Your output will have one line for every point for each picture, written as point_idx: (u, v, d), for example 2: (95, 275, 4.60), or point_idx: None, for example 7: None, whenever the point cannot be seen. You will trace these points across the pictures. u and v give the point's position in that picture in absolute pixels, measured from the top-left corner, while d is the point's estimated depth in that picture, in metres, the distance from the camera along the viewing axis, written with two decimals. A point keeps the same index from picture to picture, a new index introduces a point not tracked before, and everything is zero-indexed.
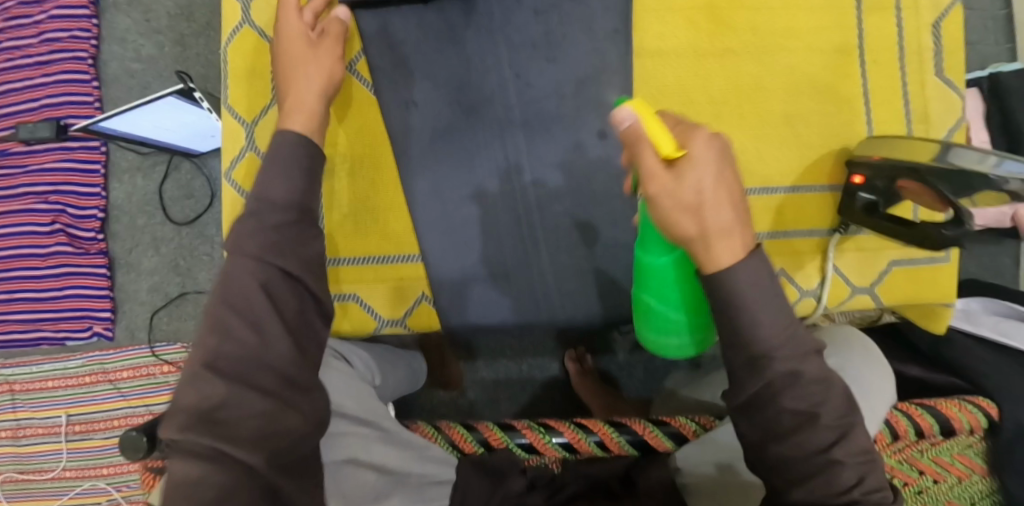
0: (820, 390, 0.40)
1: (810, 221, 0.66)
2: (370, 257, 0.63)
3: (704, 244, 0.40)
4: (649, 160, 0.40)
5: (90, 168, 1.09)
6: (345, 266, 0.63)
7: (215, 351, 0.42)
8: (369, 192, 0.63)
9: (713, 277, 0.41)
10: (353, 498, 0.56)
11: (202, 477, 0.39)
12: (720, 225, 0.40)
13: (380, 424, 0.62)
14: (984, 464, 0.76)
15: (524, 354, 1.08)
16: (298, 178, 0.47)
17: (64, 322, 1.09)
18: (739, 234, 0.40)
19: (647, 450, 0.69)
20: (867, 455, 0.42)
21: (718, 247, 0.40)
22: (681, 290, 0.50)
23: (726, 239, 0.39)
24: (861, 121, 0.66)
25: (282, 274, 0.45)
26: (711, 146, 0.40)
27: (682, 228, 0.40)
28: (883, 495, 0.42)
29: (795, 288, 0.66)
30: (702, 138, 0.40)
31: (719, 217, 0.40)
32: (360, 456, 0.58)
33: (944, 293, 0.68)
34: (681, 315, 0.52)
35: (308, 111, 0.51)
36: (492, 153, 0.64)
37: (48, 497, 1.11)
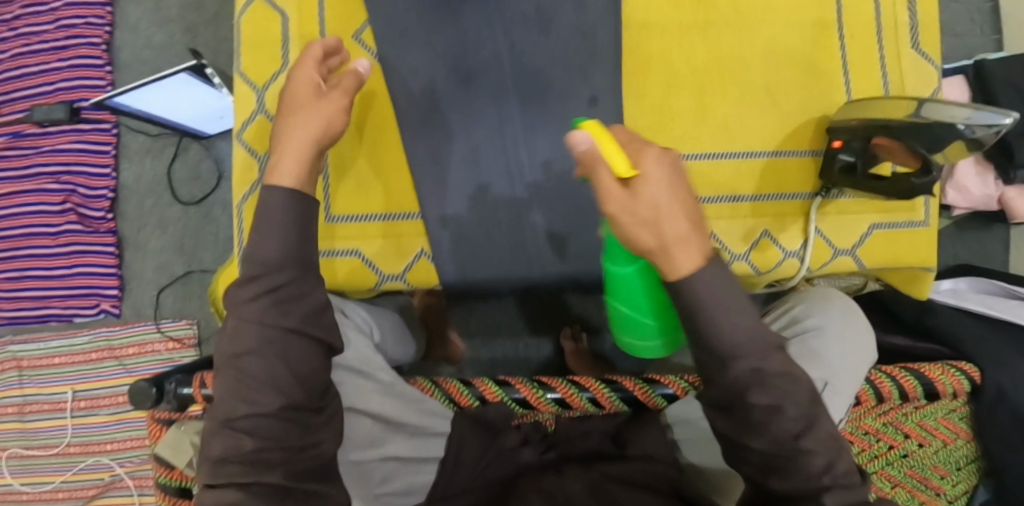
0: (781, 383, 0.44)
1: (792, 185, 0.68)
2: (373, 214, 0.66)
3: (664, 254, 0.42)
4: (605, 180, 0.41)
5: (102, 149, 1.13)
6: (339, 224, 0.65)
7: (232, 414, 0.49)
8: (370, 153, 0.66)
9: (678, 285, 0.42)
10: (357, 444, 0.61)
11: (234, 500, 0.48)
12: (680, 236, 0.41)
13: (376, 374, 0.64)
14: (969, 429, 0.80)
15: (521, 333, 1.10)
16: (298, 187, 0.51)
17: (73, 299, 1.12)
18: (695, 242, 0.42)
19: (638, 405, 0.72)
20: (833, 441, 0.46)
21: (678, 257, 0.42)
22: (650, 296, 0.55)
23: (685, 251, 0.41)
24: (840, 91, 0.69)
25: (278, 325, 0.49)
26: (663, 163, 0.42)
27: (642, 242, 0.42)
28: (848, 476, 0.46)
29: (779, 249, 0.69)
30: (652, 156, 0.42)
31: (676, 231, 0.41)
32: (359, 405, 0.62)
33: (924, 257, 0.71)
34: (653, 319, 0.57)
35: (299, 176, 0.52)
36: (488, 119, 0.67)
37: (51, 472, 1.13)
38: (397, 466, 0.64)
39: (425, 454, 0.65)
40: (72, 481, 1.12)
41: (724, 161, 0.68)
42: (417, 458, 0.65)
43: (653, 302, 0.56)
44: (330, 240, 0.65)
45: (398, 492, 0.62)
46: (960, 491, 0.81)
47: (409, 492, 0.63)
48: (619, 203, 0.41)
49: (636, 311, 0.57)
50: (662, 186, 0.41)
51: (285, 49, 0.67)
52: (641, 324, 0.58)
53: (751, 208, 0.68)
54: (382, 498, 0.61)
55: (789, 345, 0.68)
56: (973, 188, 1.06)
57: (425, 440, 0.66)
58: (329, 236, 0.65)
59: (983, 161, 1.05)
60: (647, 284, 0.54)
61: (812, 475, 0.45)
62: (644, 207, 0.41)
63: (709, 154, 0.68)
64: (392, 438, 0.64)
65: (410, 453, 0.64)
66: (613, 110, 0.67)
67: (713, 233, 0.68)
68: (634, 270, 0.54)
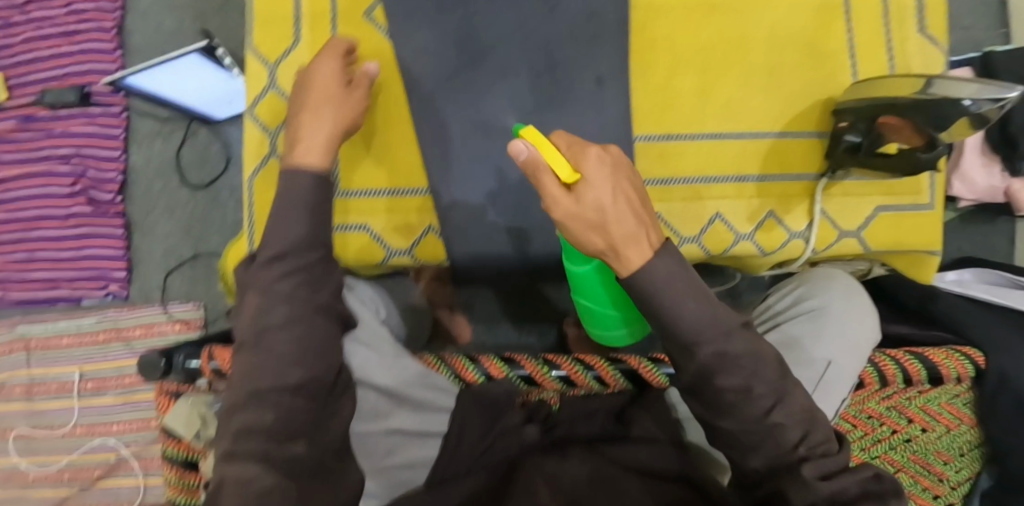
0: (749, 364, 0.46)
1: (796, 167, 0.69)
2: (383, 190, 0.67)
3: (614, 252, 0.44)
4: (549, 187, 0.44)
5: (112, 133, 1.14)
6: (353, 199, 0.66)
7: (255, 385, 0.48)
8: (380, 129, 0.66)
9: (632, 281, 0.45)
10: (364, 415, 0.63)
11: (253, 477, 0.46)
12: (628, 236, 0.43)
13: (382, 348, 0.65)
14: (973, 415, 0.80)
15: (524, 319, 1.11)
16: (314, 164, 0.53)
17: (81, 281, 1.13)
18: (644, 237, 0.44)
19: (642, 384, 0.72)
20: (809, 413, 0.48)
21: (627, 253, 0.44)
22: (610, 292, 0.58)
23: (635, 247, 0.43)
24: (846, 73, 0.69)
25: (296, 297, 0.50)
26: (602, 165, 0.44)
27: (591, 243, 0.44)
28: (831, 448, 0.48)
29: (784, 230, 0.69)
30: (593, 158, 0.44)
31: (623, 229, 0.43)
32: (370, 378, 0.63)
33: (928, 240, 0.71)
34: (615, 312, 0.60)
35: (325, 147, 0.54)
36: (496, 96, 0.67)
37: (58, 453, 1.13)
38: (403, 440, 0.65)
39: (430, 429, 0.66)
40: (78, 462, 1.13)
41: (730, 141, 0.68)
42: (423, 432, 0.66)
43: (613, 296, 0.58)
44: (342, 215, 0.66)
45: (404, 464, 0.64)
46: (963, 478, 0.80)
47: (413, 466, 0.64)
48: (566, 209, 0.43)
49: (598, 305, 0.60)
50: (604, 188, 0.43)
51: (296, 26, 0.68)
52: (606, 316, 0.61)
53: (756, 189, 0.69)
54: (389, 470, 0.63)
55: (791, 325, 0.69)
56: (977, 179, 1.04)
57: (430, 415, 0.67)
58: (340, 211, 0.66)
59: (988, 152, 1.03)
60: (604, 280, 0.57)
61: (792, 444, 0.47)
62: (590, 210, 0.43)
63: (714, 134, 0.68)
64: (397, 411, 0.65)
65: (416, 427, 0.65)
66: (621, 88, 0.67)
67: (718, 212, 0.68)
68: (592, 268, 0.56)
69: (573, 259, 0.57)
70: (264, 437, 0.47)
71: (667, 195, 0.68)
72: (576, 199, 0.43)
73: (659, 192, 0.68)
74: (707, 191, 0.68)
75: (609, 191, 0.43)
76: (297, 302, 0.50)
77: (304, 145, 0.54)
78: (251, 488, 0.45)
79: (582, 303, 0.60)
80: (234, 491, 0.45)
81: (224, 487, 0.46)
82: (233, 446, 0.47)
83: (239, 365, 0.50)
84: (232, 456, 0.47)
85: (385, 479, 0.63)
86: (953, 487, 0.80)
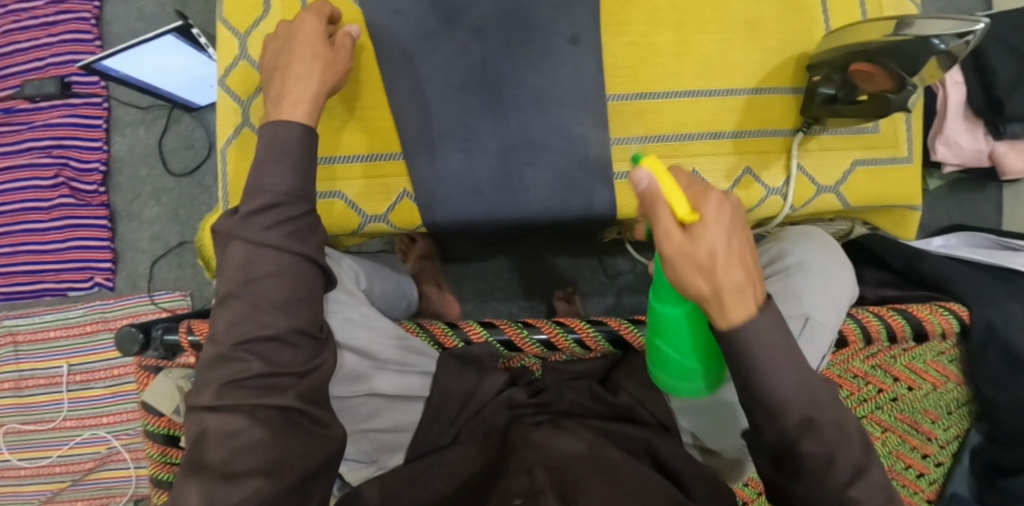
0: None
1: (774, 122, 0.68)
2: (359, 155, 0.67)
3: (717, 302, 0.39)
4: (663, 218, 0.38)
5: (93, 123, 1.14)
6: (338, 163, 0.67)
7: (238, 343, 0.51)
8: (354, 94, 0.67)
9: (731, 334, 0.41)
10: (344, 380, 0.63)
11: (237, 430, 0.49)
12: (738, 284, 0.39)
13: (362, 310, 0.67)
14: (959, 373, 0.80)
15: (514, 296, 1.11)
16: (291, 127, 0.55)
17: (66, 273, 1.13)
18: (750, 288, 0.40)
19: (624, 346, 0.72)
20: None
21: (730, 305, 0.40)
22: (696, 339, 0.49)
23: (740, 299, 0.39)
24: (818, 27, 0.68)
25: (272, 256, 0.52)
26: (722, 210, 0.39)
27: (696, 290, 0.39)
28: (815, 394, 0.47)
29: (762, 187, 0.69)
30: (712, 201, 0.39)
31: (733, 278, 0.39)
32: (352, 339, 0.64)
33: (907, 195, 0.71)
34: (696, 364, 0.50)
35: (306, 97, 0.56)
36: (469, 56, 0.67)
37: (48, 446, 1.13)
38: (384, 403, 0.65)
39: (411, 393, 0.67)
40: (68, 455, 1.12)
41: (704, 98, 0.68)
42: (403, 396, 0.67)
43: (698, 346, 0.50)
44: (329, 181, 0.67)
45: (386, 427, 0.65)
46: (951, 437, 0.82)
47: (396, 429, 0.66)
48: (678, 253, 0.38)
49: (679, 354, 0.50)
50: (721, 229, 0.38)
51: None
52: (684, 367, 0.51)
53: (733, 145, 0.68)
54: (369, 433, 0.64)
55: (771, 283, 0.68)
56: (962, 143, 1.02)
57: (412, 379, 0.68)
58: (328, 177, 0.67)
59: (972, 116, 1.02)
60: (693, 327, 0.48)
61: None
62: (704, 255, 0.38)
63: (690, 91, 0.68)
64: (378, 375, 0.65)
65: (396, 391, 0.66)
66: (593, 48, 0.67)
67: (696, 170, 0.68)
68: (682, 311, 0.48)
69: (658, 294, 0.49)
70: (249, 390, 0.51)
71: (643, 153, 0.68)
72: (691, 238, 0.38)
73: (634, 150, 0.68)
74: (684, 148, 0.68)
75: (727, 240, 0.38)
76: (276, 257, 0.52)
77: (291, 100, 0.56)
78: (236, 441, 0.49)
79: (659, 346, 0.50)
80: (219, 443, 0.49)
81: (207, 437, 0.49)
82: (217, 397, 0.50)
83: (223, 317, 0.52)
84: (217, 409, 0.50)
85: (365, 442, 0.64)
86: (942, 446, 0.81)
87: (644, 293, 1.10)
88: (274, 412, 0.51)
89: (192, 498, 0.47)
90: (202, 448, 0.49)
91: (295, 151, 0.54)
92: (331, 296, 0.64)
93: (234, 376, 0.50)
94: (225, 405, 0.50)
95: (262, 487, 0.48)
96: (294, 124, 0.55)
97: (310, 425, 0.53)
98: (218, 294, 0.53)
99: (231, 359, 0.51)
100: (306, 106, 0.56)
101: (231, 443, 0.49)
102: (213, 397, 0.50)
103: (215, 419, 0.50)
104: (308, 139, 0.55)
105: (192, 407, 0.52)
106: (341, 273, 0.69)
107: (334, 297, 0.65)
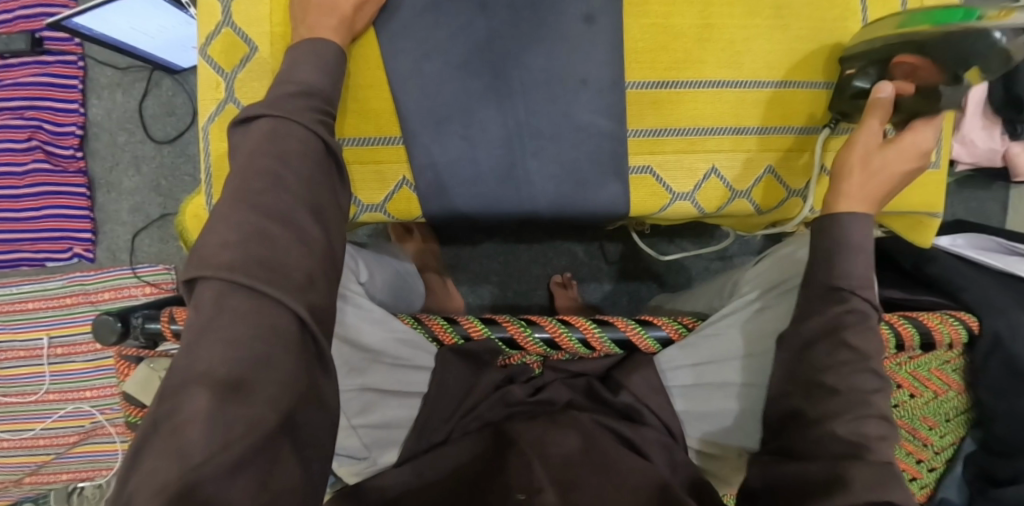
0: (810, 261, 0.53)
1: (802, 118, 0.65)
2: (379, 136, 0.64)
3: None
4: None
5: (68, 83, 1.07)
6: (350, 147, 0.64)
7: (212, 318, 0.40)
8: (351, 71, 0.62)
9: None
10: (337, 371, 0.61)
11: (227, 383, 0.39)
12: None
13: (354, 298, 0.63)
14: (962, 381, 0.79)
15: (511, 279, 1.08)
16: (279, 115, 0.48)
17: (44, 243, 1.08)
18: None
19: (630, 348, 0.68)
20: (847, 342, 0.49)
21: None
22: None
23: None
24: (859, 15, 0.64)
25: (251, 238, 0.43)
26: None
27: None
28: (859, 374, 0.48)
29: (781, 187, 0.66)
30: None
31: None
32: (347, 332, 0.62)
33: (932, 203, 0.70)
34: None
35: (300, 84, 0.51)
36: (474, 31, 0.62)
37: (31, 419, 1.09)
38: (378, 397, 0.63)
39: (408, 388, 0.65)
40: (51, 429, 1.09)
41: (726, 88, 0.64)
42: (398, 390, 0.65)
43: None
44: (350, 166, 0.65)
45: (378, 423, 0.63)
46: (948, 444, 0.81)
47: (389, 424, 0.64)
48: None
49: None
50: None
51: None
52: None
53: (755, 142, 0.65)
54: (359, 429, 0.61)
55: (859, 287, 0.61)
56: (978, 141, 0.98)
57: (407, 373, 0.66)
58: (349, 161, 0.64)
59: (990, 113, 0.98)
60: None
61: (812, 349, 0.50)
62: None
63: (711, 82, 0.63)
64: (373, 369, 0.63)
65: (389, 385, 0.64)
66: (611, 27, 0.62)
67: (713, 168, 0.65)
68: None
69: None
70: (224, 350, 0.40)
71: (659, 147, 0.64)
72: None
73: (650, 143, 0.64)
74: (701, 144, 0.64)
75: None
76: None
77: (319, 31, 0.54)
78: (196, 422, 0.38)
79: None
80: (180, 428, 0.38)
81: (164, 428, 0.38)
82: (247, 277, 0.41)
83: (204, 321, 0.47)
84: (195, 365, 0.39)
85: (355, 438, 0.61)
86: (936, 451, 0.80)
87: (645, 281, 1.07)
88: (292, 321, 0.43)
89: (187, 413, 0.38)
90: (194, 351, 0.40)
91: (275, 146, 0.46)
92: (338, 306, 0.62)
93: (200, 364, 0.39)
94: (198, 367, 0.39)
95: (266, 417, 0.40)
96: (266, 115, 0.48)
97: (321, 363, 0.46)
98: (185, 277, 0.43)
99: (273, 270, 0.42)
100: (300, 92, 0.50)
101: (221, 418, 0.38)
102: (240, 275, 0.41)
103: (230, 306, 0.41)
104: (310, 145, 0.48)
105: (198, 275, 0.42)
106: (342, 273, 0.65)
107: (342, 309, 0.62)
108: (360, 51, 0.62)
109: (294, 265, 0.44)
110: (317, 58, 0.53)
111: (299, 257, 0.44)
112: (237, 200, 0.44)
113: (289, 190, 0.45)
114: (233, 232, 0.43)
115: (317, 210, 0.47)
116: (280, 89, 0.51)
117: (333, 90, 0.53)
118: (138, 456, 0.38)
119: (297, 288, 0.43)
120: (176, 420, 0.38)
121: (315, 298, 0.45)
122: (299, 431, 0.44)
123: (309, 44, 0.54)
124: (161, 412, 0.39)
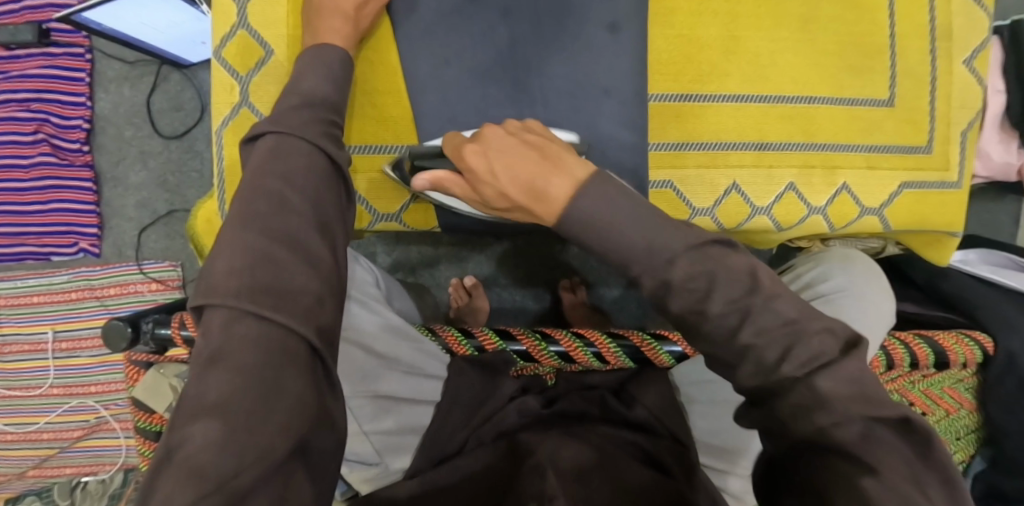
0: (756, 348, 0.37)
1: (825, 134, 0.65)
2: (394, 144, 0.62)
3: None
4: None
5: (75, 76, 1.06)
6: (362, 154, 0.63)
7: (221, 343, 0.39)
8: (367, 75, 0.61)
9: None
10: (346, 372, 0.59)
11: (234, 411, 0.38)
12: None
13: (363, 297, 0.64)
14: (973, 401, 0.79)
15: (519, 283, 1.07)
16: (288, 129, 0.47)
17: (50, 237, 1.07)
18: None
19: (643, 362, 0.68)
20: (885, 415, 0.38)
21: None
22: None
23: None
24: (885, 31, 0.65)
25: (260, 260, 0.42)
26: None
27: None
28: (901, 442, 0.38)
29: (803, 205, 0.65)
30: None
31: None
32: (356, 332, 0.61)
33: (952, 222, 0.69)
34: None
35: (310, 96, 0.50)
36: (494, 40, 0.61)
37: (36, 413, 1.08)
38: (391, 403, 0.62)
39: (421, 396, 0.65)
40: (55, 423, 1.08)
41: (749, 102, 0.63)
42: (410, 398, 0.64)
43: None
44: (357, 174, 0.63)
45: (391, 430, 0.61)
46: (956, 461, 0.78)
47: (402, 431, 0.62)
48: None
49: None
50: None
51: None
52: None
53: (776, 158, 0.64)
54: (371, 434, 0.59)
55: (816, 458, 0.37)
56: (993, 155, 0.97)
57: (422, 381, 0.65)
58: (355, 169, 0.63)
59: (1007, 127, 0.96)
60: None
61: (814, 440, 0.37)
62: None
63: (734, 95, 0.63)
64: (386, 375, 0.62)
65: (402, 391, 0.63)
66: (632, 39, 0.61)
67: (734, 184, 0.64)
68: None
69: None
70: (232, 377, 0.39)
71: (682, 161, 0.63)
72: None
73: (672, 158, 0.63)
74: (723, 158, 0.64)
75: None
76: None
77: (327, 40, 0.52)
78: (204, 453, 0.37)
79: None
80: (186, 459, 0.37)
81: (171, 458, 0.37)
82: (254, 304, 0.40)
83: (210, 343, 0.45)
84: (201, 394, 0.38)
85: (367, 443, 0.59)
86: None
87: None
88: (302, 345, 0.42)
89: (196, 443, 0.37)
90: (201, 379, 0.39)
91: (290, 161, 0.45)
92: (347, 306, 0.62)
93: (207, 393, 0.38)
94: (205, 395, 0.38)
95: (275, 445, 0.39)
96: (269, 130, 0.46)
97: (331, 386, 0.46)
98: (192, 301, 0.42)
99: (280, 295, 0.41)
100: (310, 104, 0.49)
101: (229, 448, 0.37)
102: (246, 303, 0.40)
103: (239, 332, 0.40)
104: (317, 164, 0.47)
105: (206, 302, 0.41)
106: (353, 275, 0.65)
107: (348, 309, 0.62)
108: (376, 55, 0.61)
109: (302, 289, 0.43)
110: (327, 68, 0.52)
111: (307, 280, 0.43)
112: (245, 221, 0.43)
113: (302, 209, 0.44)
114: (238, 256, 0.42)
115: (327, 228, 0.46)
116: (291, 100, 0.49)
117: (342, 100, 0.52)
118: (144, 487, 0.37)
119: (304, 313, 0.42)
120: (185, 450, 0.37)
121: (324, 319, 0.44)
122: (310, 453, 0.44)
123: (323, 53, 0.53)
124: (170, 441, 0.38)
